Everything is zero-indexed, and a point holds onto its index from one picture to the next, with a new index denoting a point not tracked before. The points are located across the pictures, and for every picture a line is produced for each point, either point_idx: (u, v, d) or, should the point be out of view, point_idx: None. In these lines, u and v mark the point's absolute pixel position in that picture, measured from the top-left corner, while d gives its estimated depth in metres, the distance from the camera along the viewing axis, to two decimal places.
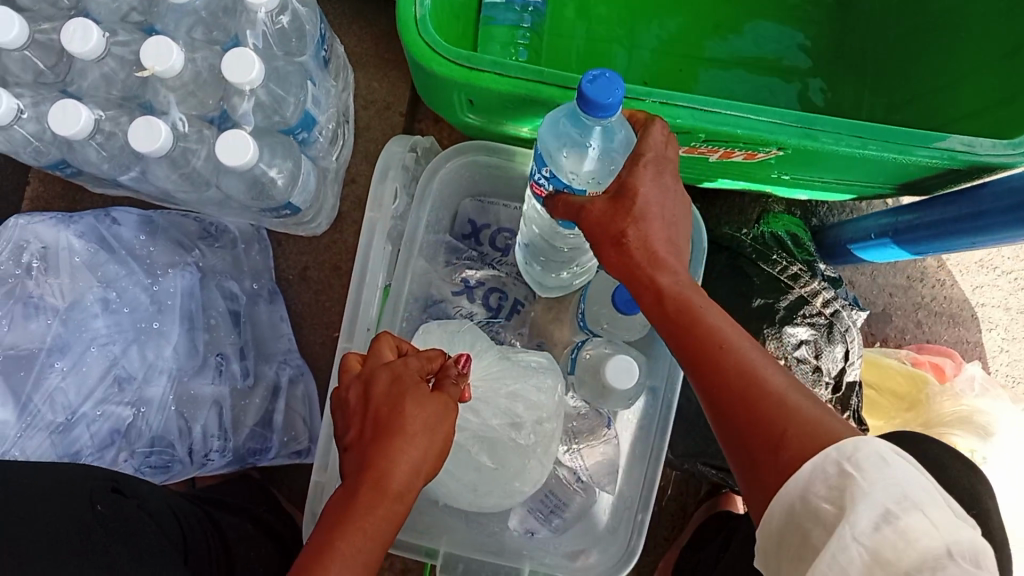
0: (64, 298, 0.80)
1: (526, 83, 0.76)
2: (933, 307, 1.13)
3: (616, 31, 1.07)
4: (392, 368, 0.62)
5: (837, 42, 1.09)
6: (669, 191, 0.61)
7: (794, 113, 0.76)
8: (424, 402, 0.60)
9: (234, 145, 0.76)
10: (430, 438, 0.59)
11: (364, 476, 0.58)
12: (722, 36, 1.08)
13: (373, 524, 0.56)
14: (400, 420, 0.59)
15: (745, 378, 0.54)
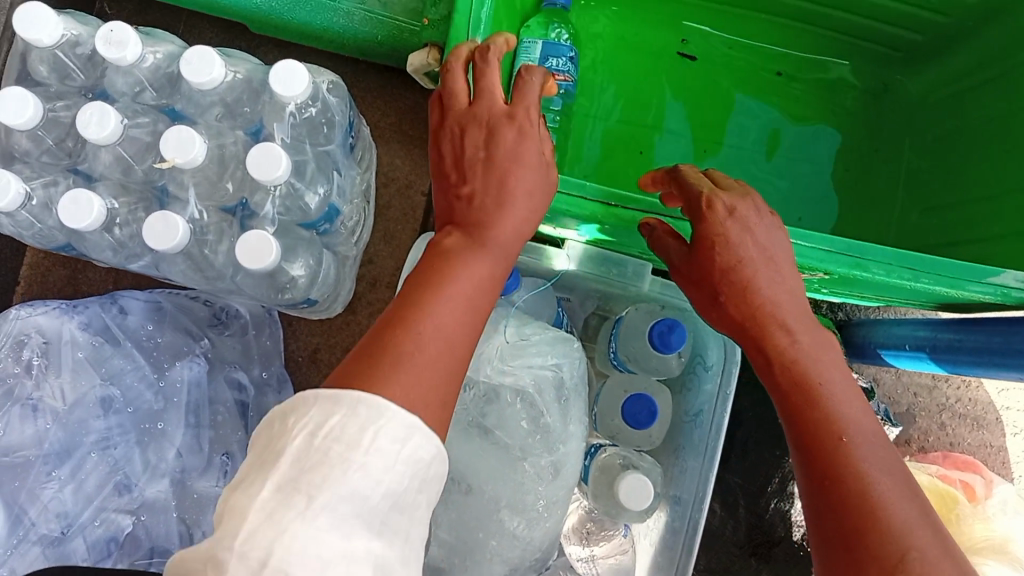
0: (64, 400, 0.76)
1: (566, 196, 0.71)
2: (957, 410, 1.10)
3: (647, 116, 1.05)
4: (517, 125, 0.65)
5: (869, 135, 1.07)
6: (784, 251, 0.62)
7: (846, 240, 0.72)
8: (533, 166, 0.66)
9: (256, 249, 0.71)
10: (531, 201, 0.66)
11: (479, 219, 0.64)
12: (753, 124, 1.06)
13: (472, 287, 0.59)
14: (512, 175, 0.65)
15: (848, 461, 0.52)
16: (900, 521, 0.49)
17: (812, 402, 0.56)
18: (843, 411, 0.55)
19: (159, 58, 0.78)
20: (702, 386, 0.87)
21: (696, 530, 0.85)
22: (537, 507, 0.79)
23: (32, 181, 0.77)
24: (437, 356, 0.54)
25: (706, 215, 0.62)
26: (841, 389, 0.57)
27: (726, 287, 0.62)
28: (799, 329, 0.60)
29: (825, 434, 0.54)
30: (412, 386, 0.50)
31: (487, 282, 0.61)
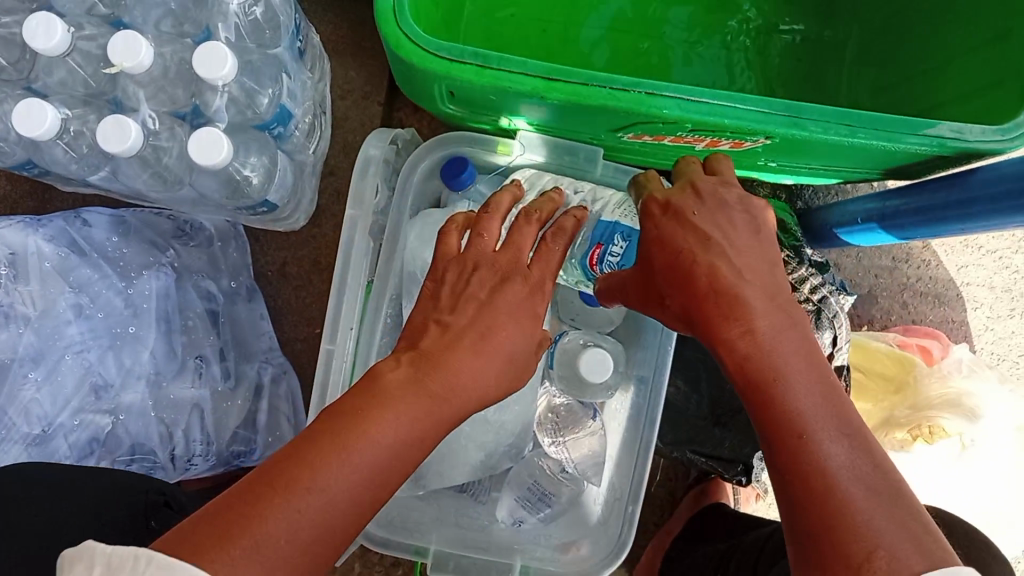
0: (36, 306, 0.77)
1: (511, 74, 0.74)
2: (919, 288, 1.13)
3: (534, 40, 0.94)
4: (528, 284, 0.61)
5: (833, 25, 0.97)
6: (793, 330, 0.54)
7: (784, 102, 0.75)
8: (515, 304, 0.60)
9: (206, 143, 0.73)
10: (482, 360, 0.56)
11: (436, 364, 0.55)
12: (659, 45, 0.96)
13: (358, 465, 0.49)
14: (445, 373, 0.55)
15: (802, 457, 0.50)
16: (788, 396, 0.51)
17: (782, 401, 0.51)
18: (797, 390, 0.51)
19: None
20: None
21: (659, 397, 0.89)
22: (505, 391, 0.88)
23: None
24: (335, 510, 0.48)
25: (644, 225, 0.60)
26: (805, 392, 0.51)
27: (674, 299, 0.57)
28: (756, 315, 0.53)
29: (785, 435, 0.50)
30: (284, 540, 0.45)
31: (376, 464, 0.50)
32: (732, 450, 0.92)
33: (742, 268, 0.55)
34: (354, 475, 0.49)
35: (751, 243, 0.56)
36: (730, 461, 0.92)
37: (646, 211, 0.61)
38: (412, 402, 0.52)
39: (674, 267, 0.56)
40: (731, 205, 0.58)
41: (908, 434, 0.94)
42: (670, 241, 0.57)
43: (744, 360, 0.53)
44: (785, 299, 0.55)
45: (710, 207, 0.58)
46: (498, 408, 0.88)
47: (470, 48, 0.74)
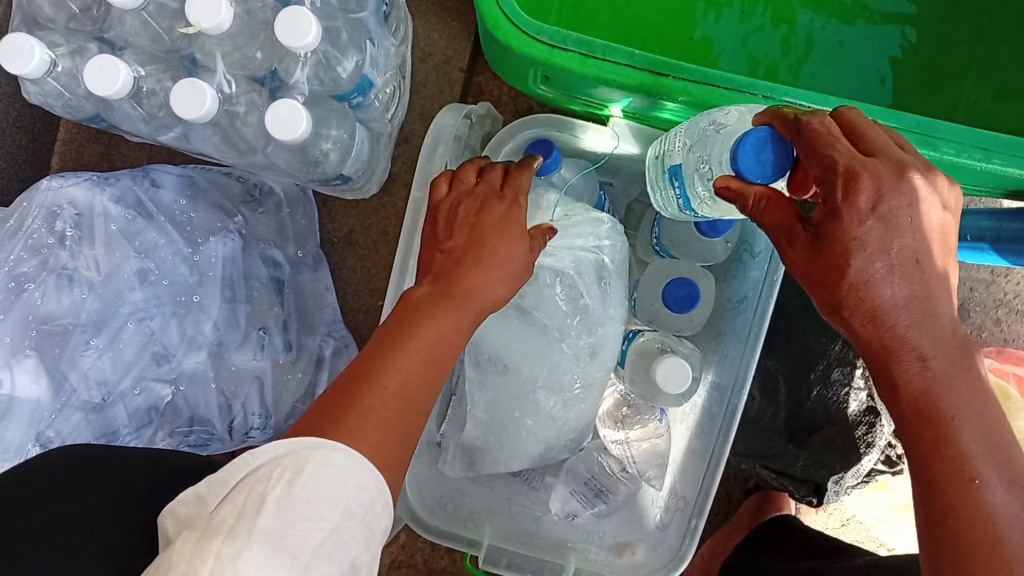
0: (99, 270, 0.75)
1: (615, 64, 0.67)
2: (1015, 307, 1.06)
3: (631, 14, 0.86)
4: (510, 209, 0.65)
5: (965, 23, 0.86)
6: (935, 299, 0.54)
7: (917, 118, 0.67)
8: (505, 245, 0.64)
9: (286, 117, 0.69)
10: (503, 271, 0.63)
11: (456, 278, 0.62)
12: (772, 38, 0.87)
13: (429, 340, 0.59)
14: (466, 282, 0.62)
15: (968, 510, 0.52)
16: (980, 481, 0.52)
17: (968, 492, 0.52)
18: (971, 447, 0.53)
19: None
20: (748, 273, 0.87)
21: (736, 413, 0.85)
22: (573, 389, 0.84)
23: (58, 49, 0.74)
24: (411, 394, 0.57)
25: (842, 210, 0.53)
26: (975, 443, 0.53)
27: (852, 303, 0.54)
28: (928, 351, 0.54)
29: (955, 480, 0.52)
30: (365, 429, 0.54)
31: (439, 350, 0.60)
32: (805, 470, 0.88)
33: (921, 300, 0.54)
34: (415, 366, 0.58)
35: (942, 265, 0.55)
36: (801, 479, 0.89)
37: (848, 191, 0.52)
38: (438, 309, 0.61)
39: (852, 285, 0.54)
40: (920, 211, 0.53)
41: None
42: (872, 249, 0.53)
43: (920, 404, 0.54)
44: (952, 333, 0.55)
45: (922, 211, 0.53)
46: (566, 406, 0.84)
47: (573, 34, 0.67)
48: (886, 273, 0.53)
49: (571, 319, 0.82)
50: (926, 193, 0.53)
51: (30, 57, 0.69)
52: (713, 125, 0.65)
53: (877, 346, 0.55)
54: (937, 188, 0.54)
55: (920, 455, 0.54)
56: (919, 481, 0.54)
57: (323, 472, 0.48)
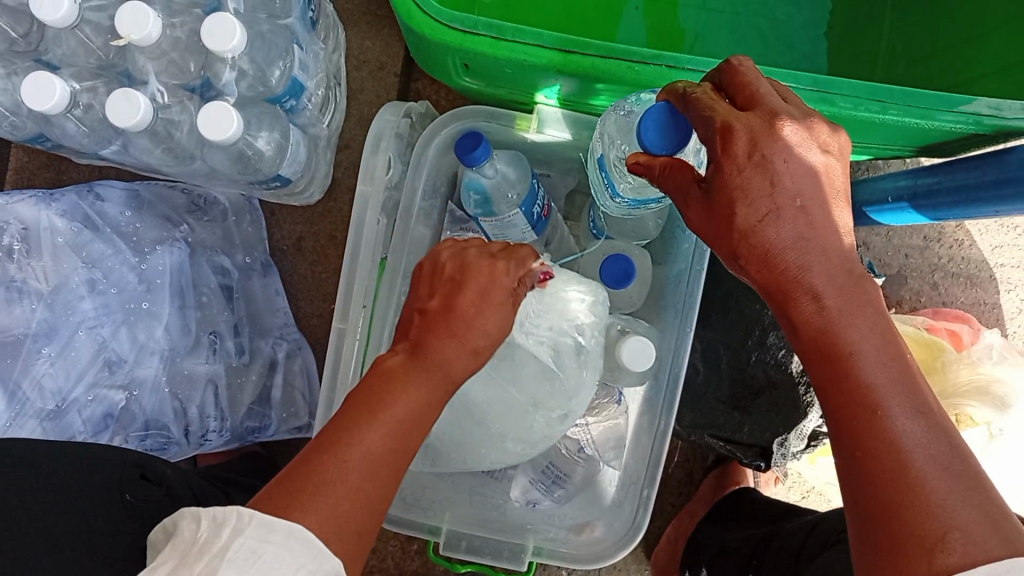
0: (48, 281, 0.77)
1: (525, 46, 0.71)
2: (950, 269, 1.09)
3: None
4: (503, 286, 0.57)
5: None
6: (825, 231, 0.52)
7: (812, 75, 0.71)
8: (493, 313, 0.56)
9: (217, 119, 0.72)
10: (487, 342, 0.56)
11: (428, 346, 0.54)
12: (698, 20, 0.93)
13: (387, 431, 0.51)
14: (444, 351, 0.54)
15: (874, 440, 0.48)
16: (885, 407, 0.49)
17: (872, 420, 0.49)
18: (875, 375, 0.50)
19: None
20: (681, 245, 0.89)
21: (679, 380, 0.86)
22: None
23: None
24: (385, 462, 0.50)
25: (722, 163, 0.52)
26: (878, 370, 0.50)
27: (745, 251, 0.53)
28: (823, 284, 0.52)
29: (860, 413, 0.49)
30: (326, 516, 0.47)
31: (409, 425, 0.52)
32: (752, 434, 0.91)
33: (808, 241, 0.52)
34: (372, 444, 0.50)
35: (835, 210, 0.54)
36: (748, 445, 0.92)
37: (726, 143, 0.52)
38: (413, 385, 0.52)
39: (748, 236, 0.53)
40: (797, 154, 0.52)
41: None
42: (754, 194, 0.52)
43: (820, 338, 0.52)
44: (847, 265, 0.52)
45: (801, 152, 0.52)
46: None
47: (483, 19, 0.70)
48: (772, 214, 0.52)
49: (544, 393, 0.75)
50: (806, 138, 0.53)
51: None
52: (623, 113, 0.69)
53: (771, 286, 0.53)
54: (818, 137, 0.53)
55: (827, 388, 0.52)
56: (830, 416, 0.51)
57: (286, 553, 0.45)
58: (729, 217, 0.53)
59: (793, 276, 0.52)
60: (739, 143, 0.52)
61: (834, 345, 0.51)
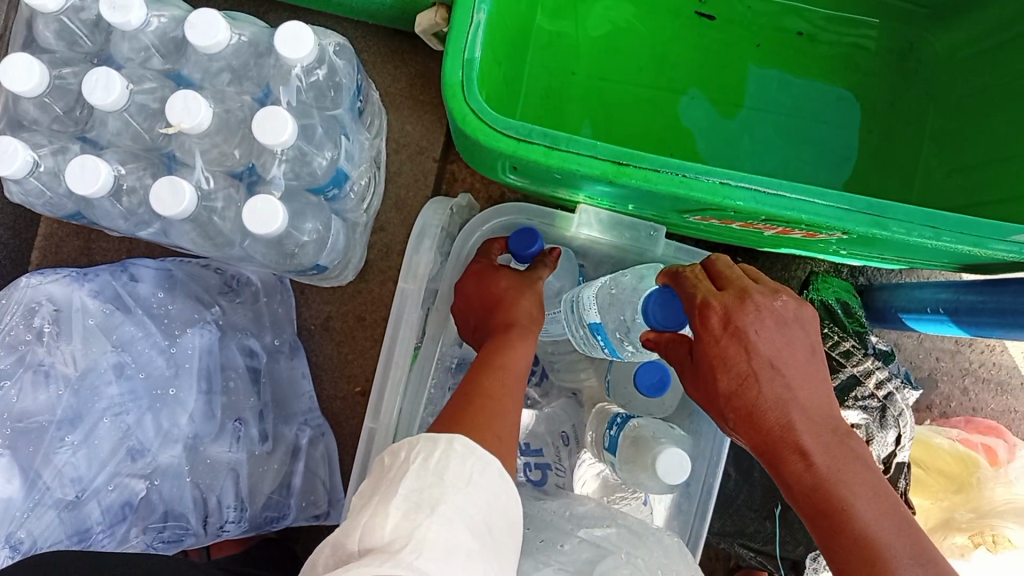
0: (76, 366, 0.75)
1: (578, 156, 0.70)
2: (981, 374, 1.08)
3: (646, 73, 1.01)
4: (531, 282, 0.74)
5: (905, 102, 1.02)
6: (807, 391, 0.59)
7: (867, 199, 0.71)
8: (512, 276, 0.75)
9: (261, 212, 0.71)
10: (530, 300, 0.73)
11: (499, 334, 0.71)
12: (750, 122, 1.02)
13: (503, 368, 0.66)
14: (512, 315, 0.72)
15: None
16: (883, 561, 0.54)
17: (875, 575, 0.53)
18: (872, 530, 0.55)
19: (163, 22, 0.76)
20: None
21: (712, 493, 0.86)
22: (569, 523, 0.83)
23: (40, 149, 0.76)
24: (498, 395, 0.63)
25: (700, 334, 0.60)
26: (873, 524, 0.55)
27: (732, 413, 0.60)
28: (811, 444, 0.58)
29: (863, 569, 0.54)
30: (487, 427, 0.57)
31: (506, 366, 0.66)
32: (784, 548, 0.88)
33: (789, 402, 0.59)
34: (497, 373, 0.65)
35: (812, 371, 0.60)
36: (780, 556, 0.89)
37: (703, 318, 0.60)
38: (495, 344, 0.68)
39: (735, 397, 0.60)
40: (768, 322, 0.59)
41: (969, 540, 0.89)
42: (732, 361, 0.59)
43: (812, 496, 0.57)
44: (829, 426, 0.59)
45: (771, 323, 0.59)
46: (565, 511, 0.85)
47: (538, 128, 0.70)
48: (749, 379, 0.59)
49: None
50: (772, 310, 0.59)
51: (13, 158, 0.71)
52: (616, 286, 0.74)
53: (761, 446, 0.60)
54: (785, 309, 0.60)
55: (828, 543, 0.56)
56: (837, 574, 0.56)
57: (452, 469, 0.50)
58: (711, 380, 0.60)
59: (779, 435, 0.59)
60: (710, 313, 0.60)
61: (825, 500, 0.57)
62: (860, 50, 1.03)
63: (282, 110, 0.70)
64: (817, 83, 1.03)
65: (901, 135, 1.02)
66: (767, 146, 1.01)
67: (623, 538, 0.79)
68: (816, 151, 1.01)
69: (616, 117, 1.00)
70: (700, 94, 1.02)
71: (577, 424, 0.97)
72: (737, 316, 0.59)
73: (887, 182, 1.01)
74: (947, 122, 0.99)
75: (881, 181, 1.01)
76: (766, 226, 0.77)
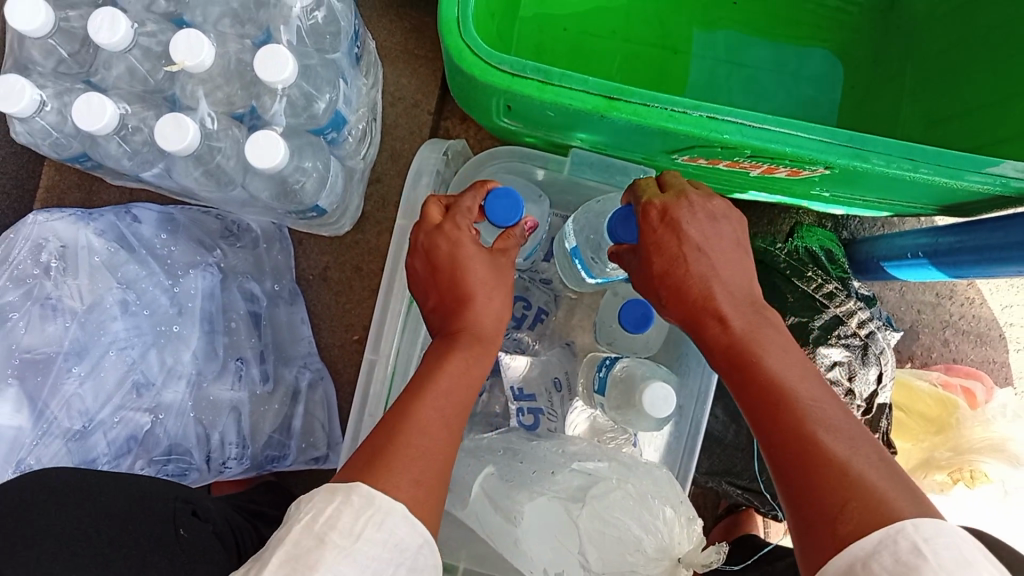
0: (82, 300, 0.77)
1: (570, 91, 0.72)
2: (961, 326, 1.11)
3: (633, 30, 1.04)
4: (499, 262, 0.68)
5: (885, 59, 1.05)
6: (730, 269, 0.62)
7: (848, 132, 0.73)
8: (480, 263, 0.67)
9: (264, 146, 0.73)
10: (498, 289, 0.67)
11: (455, 322, 0.66)
12: (734, 78, 1.05)
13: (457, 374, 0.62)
14: (472, 312, 0.65)
15: (791, 426, 0.53)
16: (795, 402, 0.54)
17: (782, 413, 0.54)
18: (784, 377, 0.56)
19: None
20: None
21: (700, 428, 0.87)
22: (563, 459, 0.85)
23: (45, 90, 0.78)
24: (437, 432, 0.58)
25: (642, 225, 0.64)
26: (785, 373, 0.56)
27: (664, 290, 0.63)
28: (730, 311, 0.61)
29: (770, 409, 0.55)
30: (403, 475, 0.53)
31: (455, 391, 0.61)
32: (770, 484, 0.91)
33: (713, 278, 0.62)
34: (437, 404, 0.59)
35: (736, 259, 0.63)
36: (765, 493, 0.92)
37: (644, 213, 0.64)
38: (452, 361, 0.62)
39: (666, 276, 0.63)
40: (696, 208, 0.63)
41: (948, 476, 0.93)
42: (665, 248, 0.63)
43: (730, 357, 0.59)
44: (748, 301, 0.62)
45: (702, 216, 0.63)
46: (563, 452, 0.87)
47: (532, 63, 0.72)
48: (679, 259, 0.62)
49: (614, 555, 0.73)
50: (704, 206, 0.63)
51: (20, 95, 0.73)
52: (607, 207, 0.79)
53: (689, 318, 0.62)
54: (716, 206, 0.64)
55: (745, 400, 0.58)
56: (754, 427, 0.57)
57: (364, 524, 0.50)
58: (649, 263, 0.64)
59: (703, 305, 0.61)
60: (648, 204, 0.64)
61: (740, 357, 0.58)
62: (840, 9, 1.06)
63: (282, 49, 0.73)
64: (799, 42, 1.06)
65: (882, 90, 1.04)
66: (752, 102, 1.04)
67: (615, 469, 0.81)
68: (797, 106, 1.04)
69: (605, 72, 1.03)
70: (687, 52, 1.05)
71: (570, 371, 1.00)
72: (672, 207, 0.63)
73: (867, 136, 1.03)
74: (925, 73, 1.01)
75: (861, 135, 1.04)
76: (752, 164, 0.80)
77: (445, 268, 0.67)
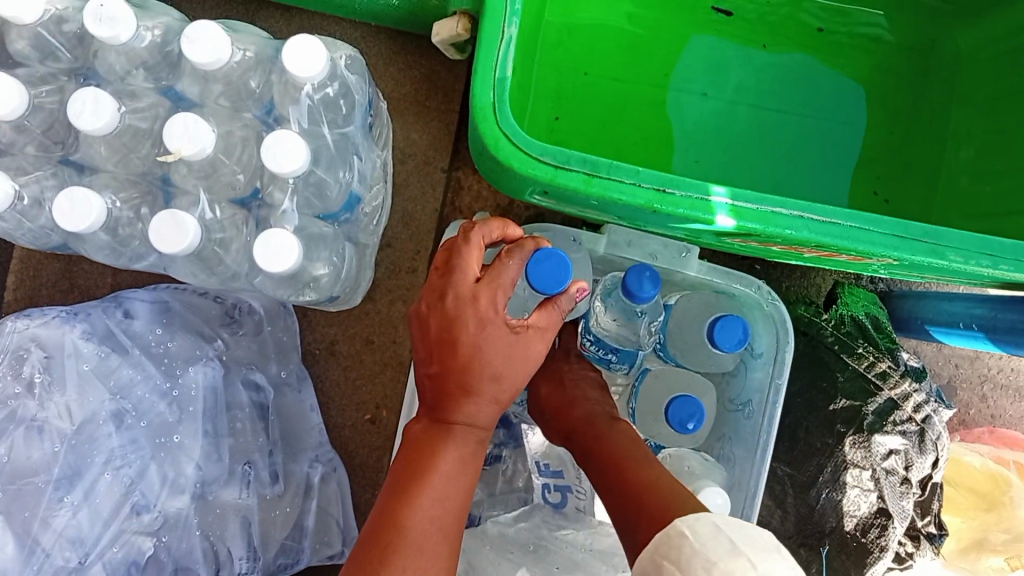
0: (72, 419, 0.69)
1: (620, 185, 0.65)
2: (1000, 381, 1.06)
3: (659, 74, 0.94)
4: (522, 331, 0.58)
5: (924, 101, 0.95)
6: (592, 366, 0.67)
7: (922, 226, 0.66)
8: (507, 348, 0.57)
9: (276, 248, 0.64)
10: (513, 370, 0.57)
11: (449, 408, 0.57)
12: (765, 124, 0.94)
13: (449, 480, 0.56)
14: (465, 408, 0.57)
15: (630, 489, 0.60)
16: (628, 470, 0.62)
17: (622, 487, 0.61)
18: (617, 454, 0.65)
19: (158, 35, 0.68)
20: (749, 374, 0.82)
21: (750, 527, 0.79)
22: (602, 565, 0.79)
23: (19, 176, 0.68)
24: (429, 539, 0.55)
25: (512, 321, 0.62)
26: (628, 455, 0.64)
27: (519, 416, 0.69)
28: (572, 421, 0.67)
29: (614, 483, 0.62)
30: None
31: (452, 493, 0.56)
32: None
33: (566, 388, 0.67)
34: (430, 512, 0.55)
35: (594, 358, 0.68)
36: None
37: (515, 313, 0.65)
38: (446, 457, 0.56)
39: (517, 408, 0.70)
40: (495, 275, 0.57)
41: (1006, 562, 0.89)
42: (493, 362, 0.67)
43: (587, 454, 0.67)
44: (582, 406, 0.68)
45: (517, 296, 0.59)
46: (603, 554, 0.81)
47: (576, 153, 0.64)
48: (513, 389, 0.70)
49: None
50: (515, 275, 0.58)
51: None
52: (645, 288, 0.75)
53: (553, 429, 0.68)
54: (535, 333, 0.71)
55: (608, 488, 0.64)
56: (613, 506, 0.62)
57: None
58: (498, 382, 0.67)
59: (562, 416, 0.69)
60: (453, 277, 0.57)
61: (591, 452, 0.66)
62: (878, 45, 0.96)
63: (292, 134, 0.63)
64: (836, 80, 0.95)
65: (923, 134, 0.94)
66: (784, 154, 0.94)
67: None
68: (835, 152, 0.94)
69: (624, 122, 0.93)
70: (712, 93, 0.94)
71: None
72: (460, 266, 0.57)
73: (909, 190, 0.93)
74: (970, 123, 0.91)
75: (903, 187, 0.94)
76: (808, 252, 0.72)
77: (460, 350, 0.56)
